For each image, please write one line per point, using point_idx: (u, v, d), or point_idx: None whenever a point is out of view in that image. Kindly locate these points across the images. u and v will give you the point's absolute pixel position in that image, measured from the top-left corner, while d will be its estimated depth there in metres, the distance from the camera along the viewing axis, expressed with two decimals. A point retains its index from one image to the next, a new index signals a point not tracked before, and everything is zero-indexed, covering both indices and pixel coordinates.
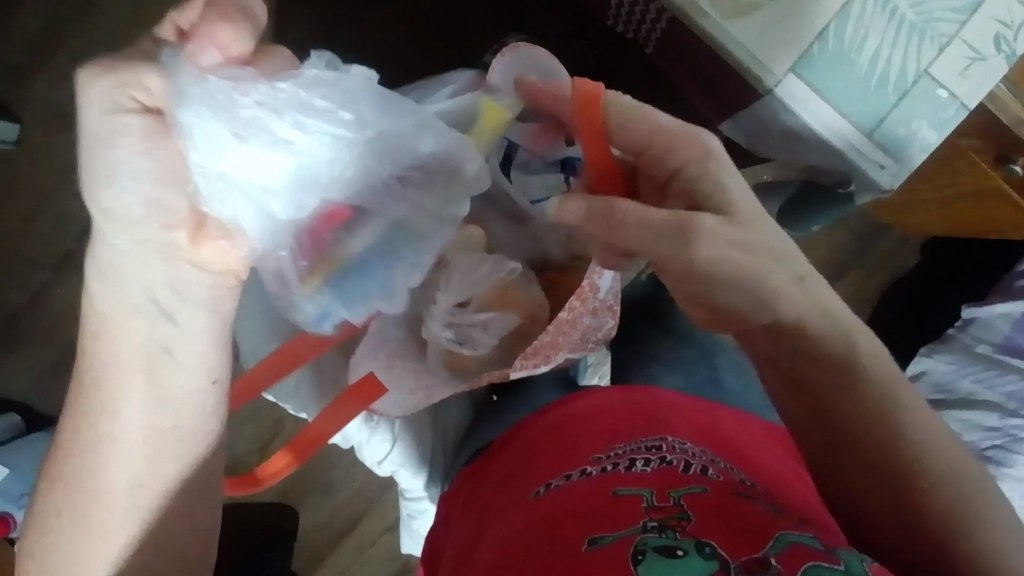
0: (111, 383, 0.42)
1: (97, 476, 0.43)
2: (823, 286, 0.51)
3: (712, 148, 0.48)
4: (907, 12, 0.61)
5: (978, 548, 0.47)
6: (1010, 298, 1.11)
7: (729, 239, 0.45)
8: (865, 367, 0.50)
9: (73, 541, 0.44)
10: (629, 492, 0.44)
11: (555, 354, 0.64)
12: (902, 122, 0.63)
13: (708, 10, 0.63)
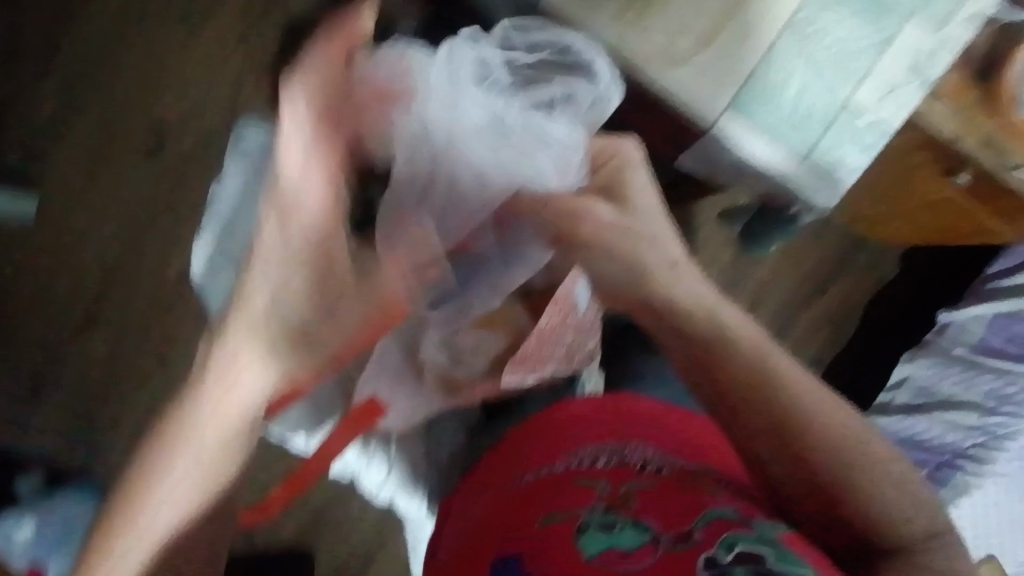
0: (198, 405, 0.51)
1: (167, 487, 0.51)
2: (704, 288, 0.58)
3: (630, 157, 0.59)
4: (825, 53, 0.70)
5: (879, 490, 0.53)
6: (982, 300, 1.15)
7: (611, 223, 0.57)
8: (779, 378, 0.55)
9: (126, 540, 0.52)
10: (586, 484, 0.52)
11: (542, 366, 0.70)
12: (832, 149, 0.70)
13: (648, 63, 0.70)
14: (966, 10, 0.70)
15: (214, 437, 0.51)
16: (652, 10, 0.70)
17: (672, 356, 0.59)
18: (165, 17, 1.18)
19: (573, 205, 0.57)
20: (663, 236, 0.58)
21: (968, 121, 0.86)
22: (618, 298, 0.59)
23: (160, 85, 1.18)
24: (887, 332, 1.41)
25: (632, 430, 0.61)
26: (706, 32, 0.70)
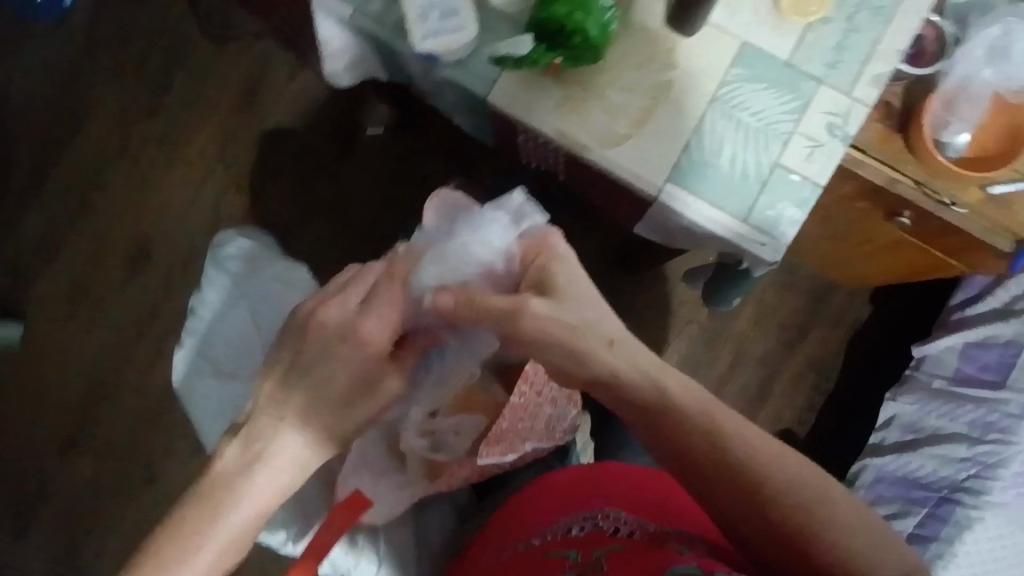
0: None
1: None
2: (648, 357, 0.58)
3: (558, 249, 0.61)
4: (750, 121, 0.76)
5: (852, 545, 0.52)
6: (951, 331, 1.17)
7: (548, 316, 0.57)
8: (734, 445, 0.54)
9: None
10: (557, 555, 0.54)
11: (520, 443, 0.69)
12: (769, 207, 0.75)
13: (589, 144, 0.77)
14: (873, 69, 0.76)
15: None
16: (587, 99, 0.77)
17: (637, 430, 0.58)
18: (152, 144, 1.28)
19: (508, 306, 0.57)
20: (602, 314, 0.58)
21: (895, 167, 0.95)
22: (576, 378, 0.58)
23: (145, 206, 1.26)
24: (876, 356, 1.45)
25: (606, 497, 0.63)
26: (639, 113, 0.76)
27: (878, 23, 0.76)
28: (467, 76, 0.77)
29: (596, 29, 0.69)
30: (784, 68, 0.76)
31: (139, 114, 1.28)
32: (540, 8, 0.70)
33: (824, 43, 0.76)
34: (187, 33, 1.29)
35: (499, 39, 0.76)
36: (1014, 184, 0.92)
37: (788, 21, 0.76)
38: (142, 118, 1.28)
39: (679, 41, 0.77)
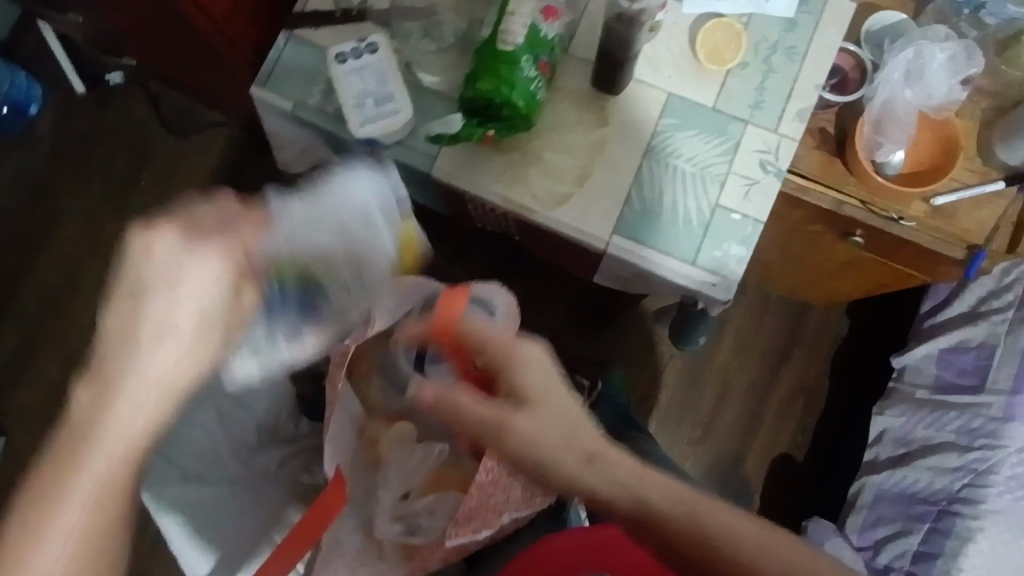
0: (42, 536, 0.51)
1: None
2: (631, 466, 0.53)
3: (531, 354, 0.56)
4: (686, 167, 0.78)
5: None
6: (924, 340, 1.19)
7: (526, 433, 0.53)
8: (716, 540, 0.51)
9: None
10: None
11: (499, 518, 0.60)
12: (715, 247, 0.76)
13: (534, 206, 0.78)
14: (795, 104, 0.79)
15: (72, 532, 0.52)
16: (527, 164, 0.79)
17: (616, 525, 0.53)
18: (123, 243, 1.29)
19: (493, 424, 0.54)
20: (576, 421, 0.54)
21: (840, 191, 0.97)
22: (551, 487, 0.54)
23: None
24: (858, 390, 1.44)
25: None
26: (578, 172, 0.79)
27: (794, 62, 0.79)
28: (409, 155, 0.79)
29: (523, 99, 0.71)
30: (711, 113, 0.79)
31: (109, 215, 1.30)
32: (467, 89, 0.72)
33: (746, 85, 0.79)
34: (148, 134, 1.32)
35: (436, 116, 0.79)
36: (955, 194, 0.94)
37: (709, 69, 0.79)
38: (112, 219, 1.30)
39: (609, 99, 0.80)
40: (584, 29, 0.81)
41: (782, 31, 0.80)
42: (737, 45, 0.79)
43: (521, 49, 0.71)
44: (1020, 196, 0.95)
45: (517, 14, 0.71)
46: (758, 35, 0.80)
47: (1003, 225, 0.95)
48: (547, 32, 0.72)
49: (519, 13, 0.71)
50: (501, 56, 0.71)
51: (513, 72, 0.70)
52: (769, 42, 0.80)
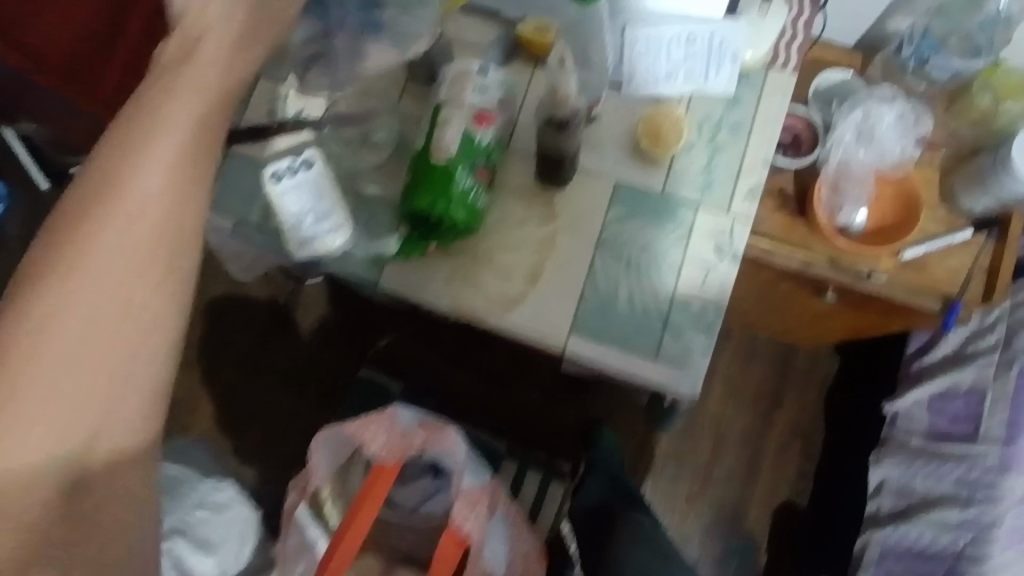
0: (97, 229, 0.47)
1: (76, 318, 0.45)
2: None
3: None
4: (641, 258, 0.76)
5: None
6: (914, 385, 1.15)
7: None
8: None
9: (21, 387, 0.44)
10: None
11: None
12: (678, 338, 0.73)
13: (487, 311, 0.76)
14: (745, 183, 0.77)
15: (124, 234, 0.47)
16: (476, 266, 0.77)
17: None
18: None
19: None
20: None
21: (806, 249, 0.93)
22: None
23: None
24: (844, 436, 1.38)
25: None
26: (530, 270, 0.76)
27: (740, 138, 0.77)
28: (355, 268, 0.76)
29: (462, 210, 0.69)
30: (660, 199, 0.77)
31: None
32: (405, 204, 0.70)
33: (693, 167, 0.77)
34: None
35: (380, 226, 0.77)
36: (924, 245, 0.92)
37: (653, 155, 0.77)
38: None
39: (555, 193, 0.78)
40: (524, 120, 0.79)
41: (725, 107, 0.78)
42: (680, 128, 0.77)
43: (455, 159, 0.69)
44: (989, 241, 0.93)
45: (448, 124, 0.70)
46: (701, 113, 0.78)
47: (975, 272, 0.93)
48: (482, 138, 0.70)
49: (451, 122, 0.70)
50: (435, 169, 0.69)
51: (448, 186, 0.68)
52: (713, 120, 0.78)
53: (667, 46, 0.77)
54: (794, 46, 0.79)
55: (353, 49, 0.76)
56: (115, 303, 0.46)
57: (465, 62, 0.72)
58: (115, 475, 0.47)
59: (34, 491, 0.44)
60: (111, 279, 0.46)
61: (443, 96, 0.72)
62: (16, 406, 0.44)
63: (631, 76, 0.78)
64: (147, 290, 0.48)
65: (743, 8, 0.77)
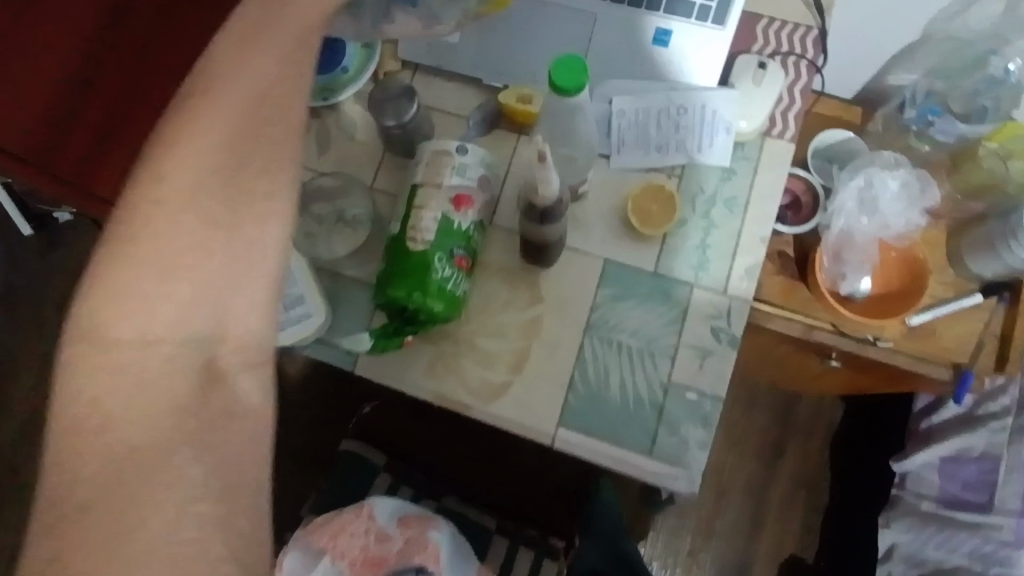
0: (216, 99, 0.45)
1: (200, 181, 0.44)
2: None
3: None
4: (632, 342, 0.71)
5: None
6: (925, 446, 1.10)
7: None
8: None
9: (153, 250, 0.43)
10: None
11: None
12: (672, 431, 0.69)
13: (469, 401, 0.71)
14: (741, 262, 0.72)
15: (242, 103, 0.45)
16: (458, 352, 0.72)
17: None
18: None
19: None
20: None
21: (807, 316, 0.89)
22: None
23: None
24: (852, 495, 1.31)
25: None
26: (514, 357, 0.72)
27: (735, 215, 0.73)
28: (330, 354, 0.72)
29: (439, 302, 0.64)
30: (652, 280, 0.72)
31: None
32: (381, 295, 0.66)
33: (686, 246, 0.73)
34: None
35: (357, 308, 0.73)
36: (932, 312, 0.87)
37: (644, 234, 0.72)
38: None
39: (540, 272, 0.73)
40: (506, 195, 0.75)
41: (719, 180, 0.74)
42: (673, 204, 0.72)
43: (431, 248, 0.64)
44: (1002, 304, 0.88)
45: (425, 208, 0.65)
46: (694, 187, 0.74)
47: (986, 339, 0.88)
48: (460, 224, 0.66)
49: (428, 207, 0.65)
50: (411, 258, 0.64)
51: (424, 278, 0.64)
52: (707, 194, 0.73)
53: (657, 118, 0.73)
54: (792, 113, 0.75)
55: (382, 6, 0.66)
56: (232, 171, 0.44)
57: (442, 140, 0.67)
58: (244, 350, 0.45)
59: (173, 363, 0.43)
60: (225, 147, 0.44)
61: (420, 176, 0.67)
62: (151, 262, 0.43)
63: (620, 147, 0.73)
64: (265, 160, 0.45)
65: (735, 78, 0.73)
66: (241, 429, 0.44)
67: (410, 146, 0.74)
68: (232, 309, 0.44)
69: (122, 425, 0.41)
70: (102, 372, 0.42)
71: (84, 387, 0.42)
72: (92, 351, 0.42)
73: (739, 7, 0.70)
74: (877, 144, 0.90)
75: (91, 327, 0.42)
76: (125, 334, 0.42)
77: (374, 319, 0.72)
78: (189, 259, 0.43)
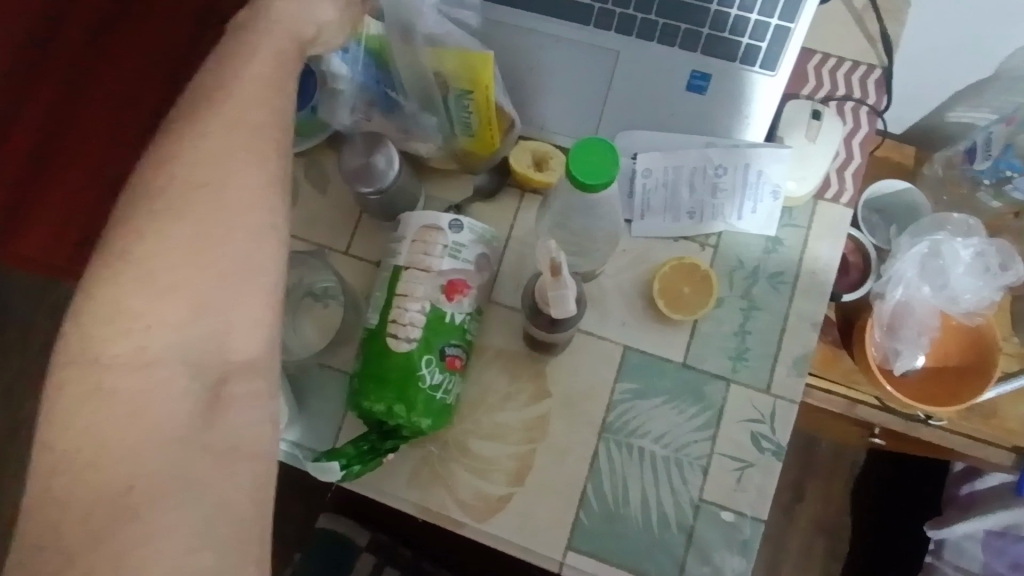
0: (201, 127, 0.39)
1: (194, 198, 0.38)
2: None
3: None
4: (656, 449, 0.59)
5: None
6: (966, 514, 0.99)
7: None
8: None
9: (145, 257, 0.36)
10: None
11: None
12: (704, 559, 0.57)
13: (459, 517, 0.58)
14: (788, 352, 0.61)
15: (235, 147, 0.39)
16: (447, 457, 0.59)
17: None
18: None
19: None
20: None
21: (849, 389, 0.76)
22: None
23: None
24: (856, 540, 1.22)
25: None
26: (515, 466, 0.59)
27: (781, 294, 0.61)
28: (290, 457, 0.59)
29: (427, 419, 0.52)
30: (681, 374, 0.61)
31: (30, 388, 1.15)
32: (357, 402, 0.54)
33: (721, 333, 0.61)
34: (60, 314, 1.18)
35: (330, 402, 0.60)
36: (996, 388, 0.72)
37: (672, 319, 0.61)
38: (34, 391, 1.15)
39: (546, 359, 0.61)
40: (507, 268, 0.63)
41: (763, 252, 0.62)
42: (709, 287, 0.60)
43: (418, 350, 0.52)
44: None
45: (410, 297, 0.53)
46: (732, 259, 0.62)
47: None
48: (452, 315, 0.53)
49: (414, 296, 0.53)
50: (390, 360, 0.52)
51: (408, 387, 0.52)
52: (747, 269, 0.62)
53: (690, 178, 0.62)
54: (849, 171, 0.64)
55: (360, 110, 0.61)
56: (220, 187, 0.38)
57: (432, 211, 0.54)
58: (249, 374, 0.38)
59: (172, 390, 0.35)
60: (220, 165, 0.39)
61: (404, 258, 0.54)
62: (145, 278, 0.36)
63: (644, 211, 0.62)
64: (249, 181, 0.39)
65: (785, 132, 0.61)
66: (252, 458, 0.37)
67: (393, 211, 0.61)
68: (230, 327, 0.38)
69: (112, 458, 0.33)
70: (89, 402, 0.34)
71: (74, 416, 0.34)
72: (81, 377, 0.34)
73: (796, 46, 0.56)
74: (934, 190, 0.78)
75: (80, 347, 0.35)
76: (118, 354, 0.35)
77: (342, 437, 0.59)
78: (182, 275, 0.37)
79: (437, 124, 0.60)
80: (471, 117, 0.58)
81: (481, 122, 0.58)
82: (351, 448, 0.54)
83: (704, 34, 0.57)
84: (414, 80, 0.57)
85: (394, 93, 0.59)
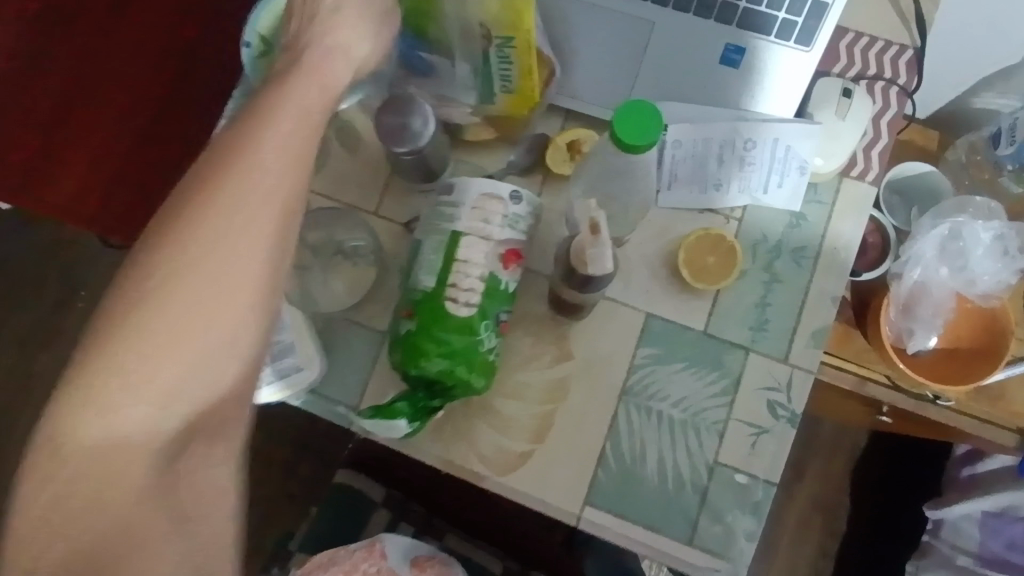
0: (219, 198, 0.42)
1: (192, 276, 0.42)
2: None
3: None
4: (674, 414, 0.61)
5: None
6: (965, 495, 1.01)
7: None
8: None
9: (140, 322, 0.41)
10: None
11: None
12: (715, 518, 0.59)
13: (481, 470, 0.60)
14: (807, 324, 0.62)
15: (238, 221, 0.42)
16: (470, 414, 0.61)
17: None
18: None
19: None
20: None
21: (861, 368, 0.78)
22: None
23: None
24: (853, 517, 1.25)
25: None
26: (536, 425, 0.61)
27: (803, 269, 0.63)
28: (321, 409, 0.61)
29: (481, 377, 0.55)
30: (701, 342, 0.62)
31: (51, 340, 1.19)
32: (406, 360, 0.55)
33: (744, 304, 0.63)
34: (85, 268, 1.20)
35: (356, 356, 0.62)
36: (1005, 371, 0.74)
37: (695, 288, 0.63)
38: (59, 342, 1.19)
39: (569, 324, 0.63)
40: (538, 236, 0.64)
41: (786, 226, 0.64)
42: (732, 259, 0.62)
43: (477, 316, 0.54)
44: None
45: (468, 261, 0.55)
46: (756, 233, 0.64)
47: None
48: (507, 284, 0.56)
49: (471, 261, 0.55)
50: (434, 319, 0.54)
51: (456, 347, 0.54)
52: (771, 243, 0.63)
53: (719, 151, 0.63)
54: (875, 151, 0.65)
55: (396, 80, 0.63)
56: (216, 267, 0.42)
57: (492, 180, 0.55)
58: (215, 417, 0.44)
59: (145, 435, 0.42)
60: (222, 249, 0.42)
61: (464, 224, 0.55)
62: (137, 344, 0.41)
63: (672, 182, 0.64)
64: (250, 258, 0.42)
65: (815, 108, 0.62)
66: None
67: (425, 170, 0.63)
68: (211, 371, 0.43)
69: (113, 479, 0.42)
70: (86, 433, 0.41)
71: (72, 440, 0.41)
72: (75, 410, 0.41)
73: (832, 22, 0.57)
74: (955, 175, 0.79)
75: (87, 387, 0.41)
76: (114, 403, 0.41)
77: (367, 391, 0.62)
78: (172, 343, 0.42)
79: (474, 84, 0.62)
80: (511, 68, 0.59)
81: (522, 77, 0.60)
82: (405, 403, 0.55)
83: (740, 7, 0.58)
84: (460, 37, 0.58)
85: (432, 58, 0.61)
